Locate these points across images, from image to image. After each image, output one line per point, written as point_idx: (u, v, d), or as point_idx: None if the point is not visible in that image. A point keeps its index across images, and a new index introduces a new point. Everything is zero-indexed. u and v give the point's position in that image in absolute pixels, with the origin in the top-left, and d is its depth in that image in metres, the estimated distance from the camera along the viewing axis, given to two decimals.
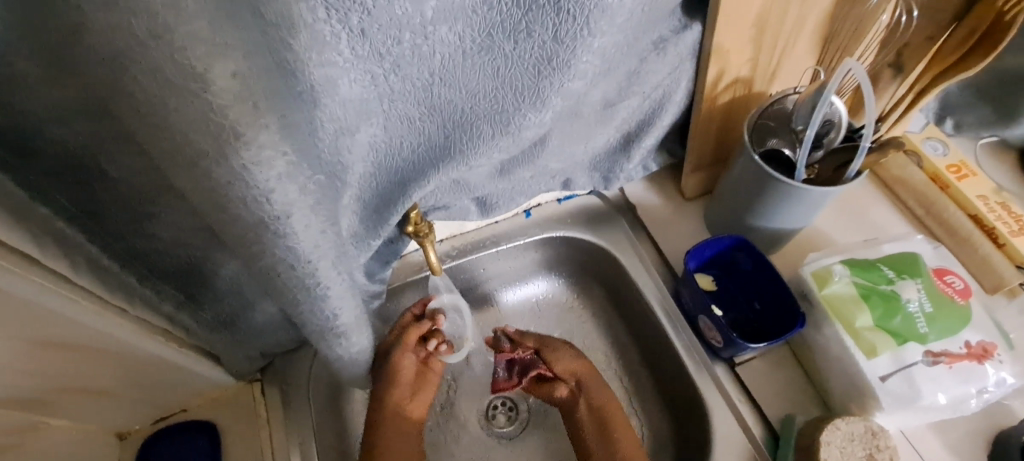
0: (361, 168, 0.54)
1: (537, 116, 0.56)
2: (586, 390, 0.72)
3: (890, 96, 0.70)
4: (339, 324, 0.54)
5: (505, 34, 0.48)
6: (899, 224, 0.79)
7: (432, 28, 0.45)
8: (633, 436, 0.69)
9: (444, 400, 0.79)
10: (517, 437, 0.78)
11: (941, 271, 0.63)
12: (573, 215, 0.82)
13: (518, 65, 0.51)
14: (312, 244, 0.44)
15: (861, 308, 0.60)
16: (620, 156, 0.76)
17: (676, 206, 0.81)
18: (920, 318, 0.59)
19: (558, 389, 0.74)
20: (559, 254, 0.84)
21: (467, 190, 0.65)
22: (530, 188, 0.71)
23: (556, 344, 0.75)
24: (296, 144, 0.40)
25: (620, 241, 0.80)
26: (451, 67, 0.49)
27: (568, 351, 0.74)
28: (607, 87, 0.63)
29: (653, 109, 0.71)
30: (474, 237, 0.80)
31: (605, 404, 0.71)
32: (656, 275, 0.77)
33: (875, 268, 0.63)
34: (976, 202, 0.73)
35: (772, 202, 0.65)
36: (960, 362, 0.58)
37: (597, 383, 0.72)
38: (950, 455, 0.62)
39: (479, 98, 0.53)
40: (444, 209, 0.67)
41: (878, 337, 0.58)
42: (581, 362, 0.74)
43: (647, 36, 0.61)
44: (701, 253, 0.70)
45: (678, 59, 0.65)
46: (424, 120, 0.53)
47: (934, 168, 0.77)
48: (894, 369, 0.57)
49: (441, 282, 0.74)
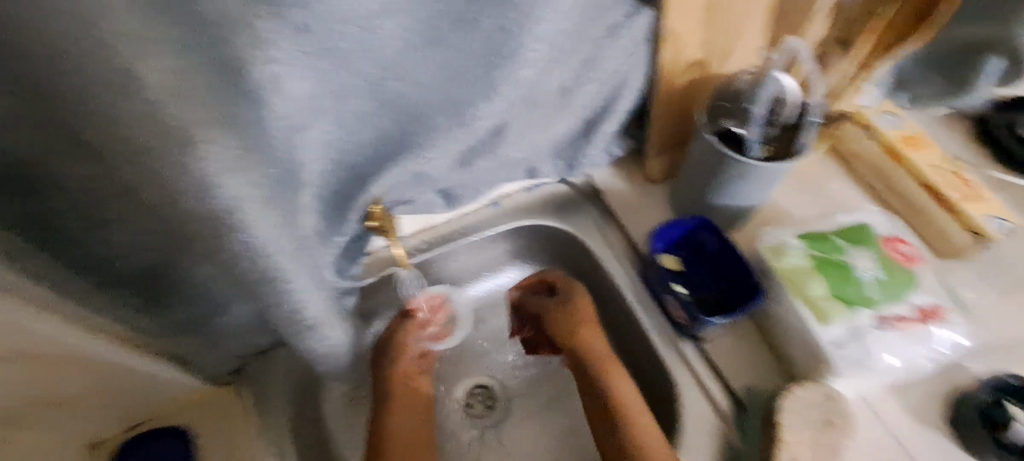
0: (320, 166, 0.53)
1: (488, 105, 0.58)
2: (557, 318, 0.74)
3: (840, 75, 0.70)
4: (307, 318, 0.54)
5: (451, 25, 0.49)
6: (858, 196, 0.81)
7: (377, 22, 0.45)
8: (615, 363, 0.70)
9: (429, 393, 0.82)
10: (497, 425, 0.80)
11: (892, 239, 0.64)
12: (541, 204, 0.84)
13: (469, 53, 0.52)
14: (271, 239, 0.44)
15: (815, 277, 0.61)
16: (583, 142, 0.76)
17: (642, 191, 0.83)
18: (869, 284, 0.60)
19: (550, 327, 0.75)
20: (531, 243, 0.86)
21: (429, 183, 0.65)
22: (494, 178, 0.72)
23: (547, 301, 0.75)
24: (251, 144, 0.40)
25: (590, 230, 0.82)
26: (400, 61, 0.49)
27: (566, 303, 0.74)
28: (563, 74, 0.63)
29: (612, 94, 0.71)
30: (444, 230, 0.81)
31: (573, 311, 0.73)
32: (624, 260, 0.79)
33: (827, 239, 0.64)
34: (928, 170, 0.75)
35: (728, 180, 0.67)
36: (909, 325, 0.59)
37: (567, 305, 0.74)
38: (910, 417, 0.64)
39: (431, 91, 0.53)
40: (409, 203, 0.67)
41: (829, 304, 0.60)
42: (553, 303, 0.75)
43: (601, 24, 0.61)
44: (667, 233, 0.73)
45: (633, 43, 0.66)
46: (380, 114, 0.53)
47: (888, 140, 0.78)
48: (846, 335, 0.59)
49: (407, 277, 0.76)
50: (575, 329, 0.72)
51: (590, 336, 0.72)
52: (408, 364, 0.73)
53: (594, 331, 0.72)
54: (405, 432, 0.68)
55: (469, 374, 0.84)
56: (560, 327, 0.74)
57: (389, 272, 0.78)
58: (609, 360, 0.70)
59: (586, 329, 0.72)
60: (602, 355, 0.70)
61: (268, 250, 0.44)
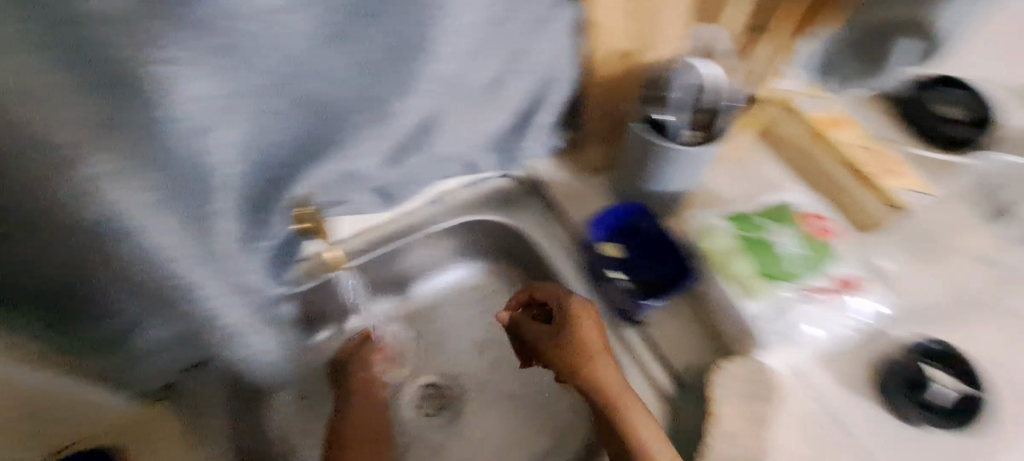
0: (239, 170, 0.50)
1: (409, 101, 0.57)
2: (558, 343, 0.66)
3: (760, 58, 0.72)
4: (224, 324, 0.56)
5: (360, 20, 0.48)
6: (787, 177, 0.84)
7: (281, 17, 0.44)
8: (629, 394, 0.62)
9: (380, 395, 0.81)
10: (449, 422, 0.80)
11: (808, 215, 0.69)
12: (484, 200, 0.84)
13: (384, 51, 0.51)
14: (170, 245, 0.45)
15: (739, 255, 0.66)
16: (519, 135, 0.76)
17: (583, 181, 0.84)
18: (790, 259, 0.66)
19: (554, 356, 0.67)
20: (476, 239, 0.86)
21: (360, 182, 0.64)
22: (430, 175, 0.71)
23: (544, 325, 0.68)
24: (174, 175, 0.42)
25: (532, 224, 0.83)
26: (311, 57, 0.48)
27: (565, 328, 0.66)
28: (492, 66, 0.62)
29: (546, 86, 0.71)
30: (386, 231, 0.80)
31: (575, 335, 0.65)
32: (566, 251, 0.80)
33: (751, 220, 0.69)
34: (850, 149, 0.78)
35: (657, 167, 0.70)
36: (825, 294, 0.65)
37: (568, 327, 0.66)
38: (843, 387, 0.66)
39: (347, 88, 0.53)
40: (343, 204, 0.66)
41: (753, 278, 0.65)
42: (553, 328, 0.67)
43: (530, 18, 0.61)
44: (603, 221, 0.74)
45: (561, 35, 0.66)
46: (295, 112, 0.52)
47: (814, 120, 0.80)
48: (767, 305, 0.65)
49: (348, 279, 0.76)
50: (583, 359, 0.64)
51: (596, 365, 0.64)
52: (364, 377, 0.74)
53: (606, 362, 0.64)
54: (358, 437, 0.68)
55: (420, 373, 0.84)
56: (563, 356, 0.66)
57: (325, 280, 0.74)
58: (627, 397, 0.61)
59: (598, 360, 0.64)
60: (618, 392, 0.62)
61: (175, 263, 0.47)
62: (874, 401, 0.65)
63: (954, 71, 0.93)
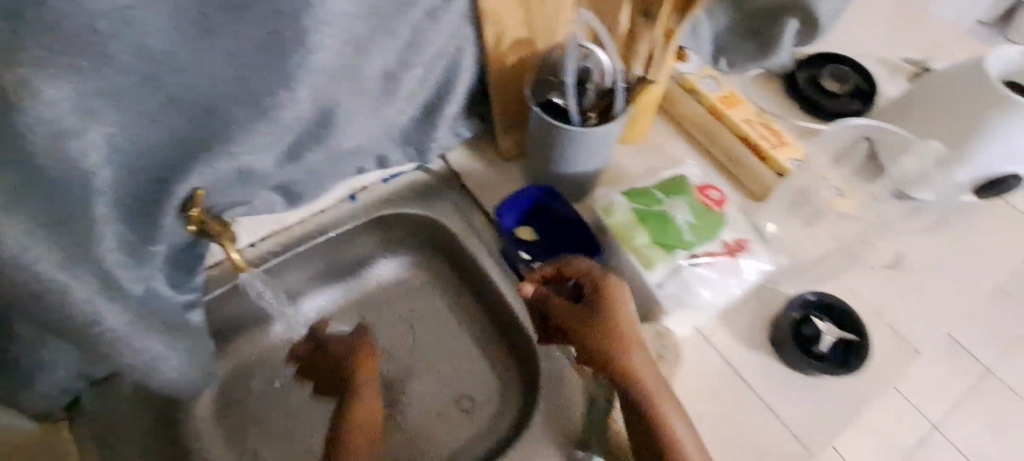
0: (109, 173, 0.49)
1: (291, 95, 0.56)
2: (592, 329, 0.62)
3: (649, 41, 0.73)
4: (105, 331, 0.53)
5: (222, 12, 0.47)
6: (690, 154, 0.89)
7: (132, 12, 0.43)
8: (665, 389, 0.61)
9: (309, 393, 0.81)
10: (382, 419, 0.79)
11: (704, 186, 0.71)
12: (401, 194, 0.84)
13: (250, 41, 0.50)
14: (22, 245, 0.44)
15: (639, 229, 0.66)
16: (428, 127, 0.76)
17: (499, 169, 0.85)
18: (686, 228, 0.66)
19: (588, 341, 0.62)
20: (396, 233, 0.86)
21: (256, 181, 0.63)
22: (336, 171, 0.71)
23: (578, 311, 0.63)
24: (27, 180, 0.44)
25: (451, 214, 0.83)
26: (174, 52, 0.47)
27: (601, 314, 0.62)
28: (384, 57, 0.63)
29: (447, 77, 0.72)
30: (300, 232, 0.79)
31: (614, 321, 0.62)
32: (485, 237, 0.82)
33: (649, 193, 0.69)
34: (743, 125, 0.84)
35: (563, 148, 0.71)
36: (720, 259, 0.66)
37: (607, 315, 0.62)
38: (741, 343, 0.71)
39: (221, 83, 0.51)
40: (245, 206, 0.66)
41: (653, 250, 0.65)
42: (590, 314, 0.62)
43: (415, 10, 0.61)
44: (515, 207, 0.78)
45: (455, 25, 0.68)
46: (170, 111, 0.51)
47: (709, 100, 0.87)
48: (667, 276, 0.65)
49: (253, 279, 0.75)
50: (619, 347, 0.61)
51: (636, 357, 0.61)
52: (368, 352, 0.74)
53: (641, 353, 0.61)
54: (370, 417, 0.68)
55: None
56: (593, 341, 0.62)
57: (234, 285, 0.74)
58: (662, 394, 0.60)
59: (634, 350, 0.61)
60: (652, 386, 0.60)
61: (42, 270, 0.46)
62: (768, 354, 0.71)
63: (834, 49, 1.01)
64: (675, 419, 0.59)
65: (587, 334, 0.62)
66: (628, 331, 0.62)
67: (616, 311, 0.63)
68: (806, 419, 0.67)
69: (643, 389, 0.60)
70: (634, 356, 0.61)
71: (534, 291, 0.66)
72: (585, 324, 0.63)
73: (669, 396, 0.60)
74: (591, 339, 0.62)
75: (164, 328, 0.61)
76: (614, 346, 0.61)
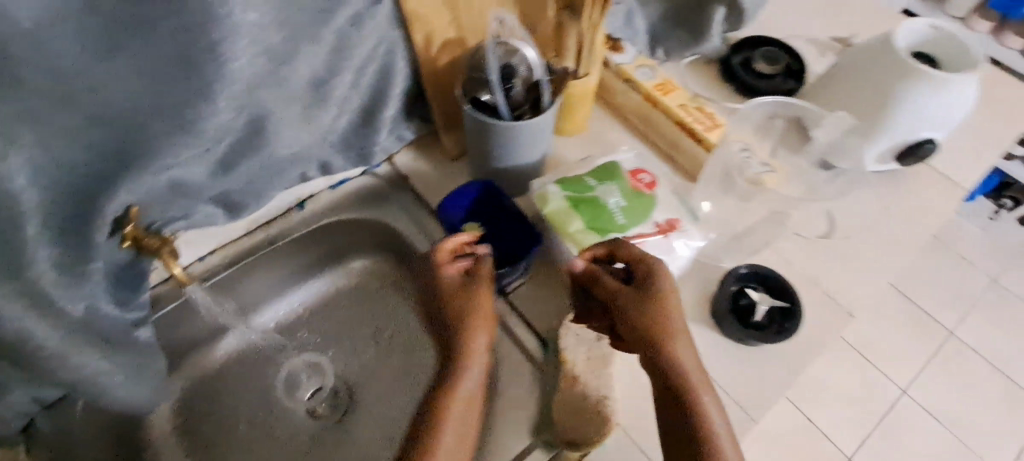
0: (34, 195, 0.50)
1: (213, 108, 0.57)
2: (643, 315, 0.61)
3: (576, 35, 0.76)
4: (43, 349, 0.54)
5: (130, 29, 0.48)
6: (631, 141, 0.92)
7: (39, 35, 0.44)
8: (707, 386, 0.60)
9: (269, 400, 0.83)
10: (340, 421, 0.82)
11: (635, 171, 0.73)
12: (349, 199, 0.85)
13: (160, 56, 0.51)
14: None
15: (573, 215, 0.69)
16: (368, 131, 0.78)
17: (444, 168, 0.87)
18: (618, 212, 0.69)
19: (634, 326, 0.62)
20: (347, 238, 0.87)
21: (190, 193, 0.64)
22: (276, 179, 0.72)
23: (620, 295, 0.63)
24: None
25: (399, 216, 0.85)
26: (86, 71, 0.48)
27: (648, 303, 0.62)
28: (310, 64, 0.64)
29: (381, 81, 0.74)
30: (247, 244, 0.80)
31: (660, 309, 0.62)
32: (432, 235, 0.83)
33: (582, 181, 0.71)
34: (677, 109, 0.87)
35: (499, 143, 0.74)
36: (650, 240, 0.69)
37: (655, 305, 0.61)
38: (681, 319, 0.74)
39: (139, 99, 0.52)
40: (184, 219, 0.67)
41: (586, 236, 0.68)
42: (636, 298, 0.62)
43: (337, 18, 0.63)
44: (458, 203, 0.78)
45: (382, 30, 0.69)
46: (91, 131, 0.52)
47: (645, 88, 0.90)
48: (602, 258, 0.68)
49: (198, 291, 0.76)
50: (666, 335, 0.61)
51: (682, 348, 0.61)
52: (487, 310, 0.67)
53: (686, 345, 0.61)
54: (470, 393, 0.62)
55: (310, 378, 0.85)
56: (641, 325, 0.61)
57: (178, 302, 0.76)
58: (703, 386, 0.59)
59: (679, 337, 0.61)
60: (695, 377, 0.59)
61: None
62: (707, 327, 0.74)
63: (768, 32, 1.04)
64: (715, 413, 0.58)
65: (638, 318, 0.62)
66: (676, 319, 0.62)
67: (666, 297, 0.62)
68: (745, 387, 0.71)
69: (689, 380, 0.59)
70: (679, 346, 0.61)
71: (583, 267, 0.65)
72: (640, 311, 0.62)
73: (711, 393, 0.59)
74: (641, 323, 0.62)
75: (107, 342, 0.61)
76: (665, 333, 0.61)
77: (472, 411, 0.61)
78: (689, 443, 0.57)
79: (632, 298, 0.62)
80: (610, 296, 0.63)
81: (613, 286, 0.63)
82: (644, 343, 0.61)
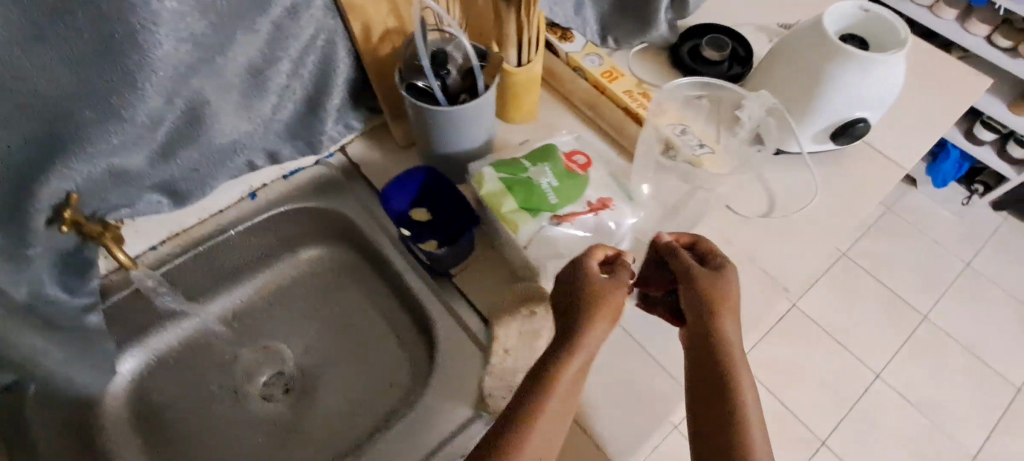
0: None
1: (144, 98, 0.59)
2: (693, 292, 0.60)
3: (515, 23, 0.77)
4: None
5: (50, 20, 0.50)
6: (580, 127, 0.94)
7: None
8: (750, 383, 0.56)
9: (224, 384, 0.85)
10: (293, 404, 0.84)
11: (571, 153, 0.76)
12: (302, 188, 0.87)
13: (81, 44, 0.52)
14: None
15: (507, 196, 0.71)
16: (313, 120, 0.80)
17: (394, 156, 0.89)
18: (550, 192, 0.71)
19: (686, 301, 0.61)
20: (300, 227, 0.89)
21: (131, 181, 0.67)
22: (221, 168, 0.74)
23: (693, 271, 0.61)
24: None
25: (351, 204, 0.87)
26: (11, 60, 0.51)
27: (712, 282, 0.60)
28: (245, 55, 0.66)
29: (323, 71, 0.76)
30: (199, 233, 0.83)
31: (720, 292, 0.60)
32: (382, 221, 0.85)
33: (517, 163, 0.74)
34: (623, 96, 0.91)
35: (440, 129, 0.75)
36: (581, 218, 0.71)
37: (718, 287, 0.60)
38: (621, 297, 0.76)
39: (66, 88, 0.54)
40: (128, 207, 0.69)
41: (518, 215, 0.70)
42: (708, 282, 0.60)
43: (271, 9, 0.65)
44: (404, 190, 0.80)
45: (319, 19, 0.71)
46: (23, 119, 0.55)
47: (592, 75, 0.94)
48: (533, 236, 0.70)
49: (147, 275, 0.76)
50: (711, 316, 0.58)
51: (732, 334, 0.58)
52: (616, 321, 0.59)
53: (734, 328, 0.59)
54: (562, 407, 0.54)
55: (267, 364, 0.87)
56: (692, 303, 0.60)
57: (129, 289, 0.78)
58: (744, 374, 0.56)
59: (728, 320, 0.59)
60: (738, 360, 0.56)
61: None
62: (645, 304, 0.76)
63: (716, 20, 1.07)
64: (749, 405, 0.54)
65: (688, 291, 0.61)
66: (731, 306, 0.59)
67: (731, 285, 0.60)
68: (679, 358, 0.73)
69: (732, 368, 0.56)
70: (727, 328, 0.58)
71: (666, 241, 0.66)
72: (709, 293, 0.60)
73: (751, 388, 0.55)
74: (693, 300, 0.60)
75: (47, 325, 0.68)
76: (716, 314, 0.59)
77: (556, 426, 0.54)
78: (713, 423, 0.54)
79: (706, 277, 0.60)
80: (695, 273, 0.61)
81: (688, 261, 0.62)
82: (697, 321, 0.59)
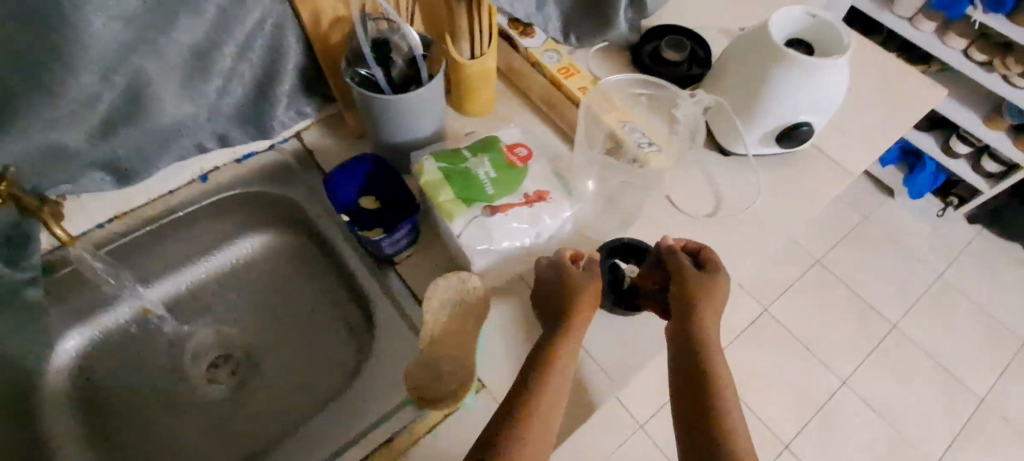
0: None
1: (77, 76, 0.62)
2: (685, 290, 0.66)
3: (465, 16, 0.78)
4: None
5: None
6: (535, 123, 0.95)
7: None
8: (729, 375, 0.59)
9: (170, 362, 0.86)
10: (236, 386, 0.86)
11: (513, 145, 0.77)
12: (253, 173, 0.87)
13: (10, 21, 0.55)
14: None
15: (444, 186, 0.72)
16: (264, 105, 0.81)
17: (348, 145, 0.89)
18: (487, 182, 0.72)
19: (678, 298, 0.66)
20: (251, 211, 0.90)
21: (69, 158, 0.69)
22: (166, 147, 0.77)
23: (686, 272, 0.67)
24: None
25: (301, 190, 0.87)
26: None
27: (703, 282, 0.66)
28: (187, 38, 0.67)
29: (273, 57, 0.77)
30: (146, 213, 0.83)
31: (710, 293, 0.65)
32: (330, 209, 0.86)
33: (457, 153, 0.75)
34: (577, 92, 0.91)
35: (387, 119, 0.76)
36: (515, 209, 0.72)
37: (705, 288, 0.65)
38: None
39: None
40: (68, 183, 0.72)
41: (454, 205, 0.71)
42: (699, 283, 0.66)
43: None
44: (353, 178, 0.81)
45: (267, 5, 0.71)
46: None
47: (550, 72, 0.94)
48: (467, 226, 0.70)
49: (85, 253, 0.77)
50: (699, 313, 0.63)
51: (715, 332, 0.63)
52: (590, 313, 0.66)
53: (714, 325, 0.63)
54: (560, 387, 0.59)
55: (214, 345, 0.88)
56: (682, 300, 0.65)
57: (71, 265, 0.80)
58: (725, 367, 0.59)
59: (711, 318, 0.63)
60: (720, 353, 0.60)
61: None
62: None
63: (680, 22, 1.08)
64: (730, 394, 0.57)
65: (679, 288, 0.66)
66: (717, 306, 0.65)
67: (719, 289, 0.66)
68: (614, 353, 0.74)
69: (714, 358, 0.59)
70: (710, 326, 0.63)
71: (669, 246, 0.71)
72: (699, 292, 0.65)
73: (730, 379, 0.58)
74: (684, 296, 0.65)
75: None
76: (701, 311, 0.63)
77: (557, 408, 0.57)
78: (696, 406, 0.56)
79: (697, 278, 0.66)
80: (687, 273, 0.67)
81: (683, 261, 0.68)
82: (684, 315, 0.64)
